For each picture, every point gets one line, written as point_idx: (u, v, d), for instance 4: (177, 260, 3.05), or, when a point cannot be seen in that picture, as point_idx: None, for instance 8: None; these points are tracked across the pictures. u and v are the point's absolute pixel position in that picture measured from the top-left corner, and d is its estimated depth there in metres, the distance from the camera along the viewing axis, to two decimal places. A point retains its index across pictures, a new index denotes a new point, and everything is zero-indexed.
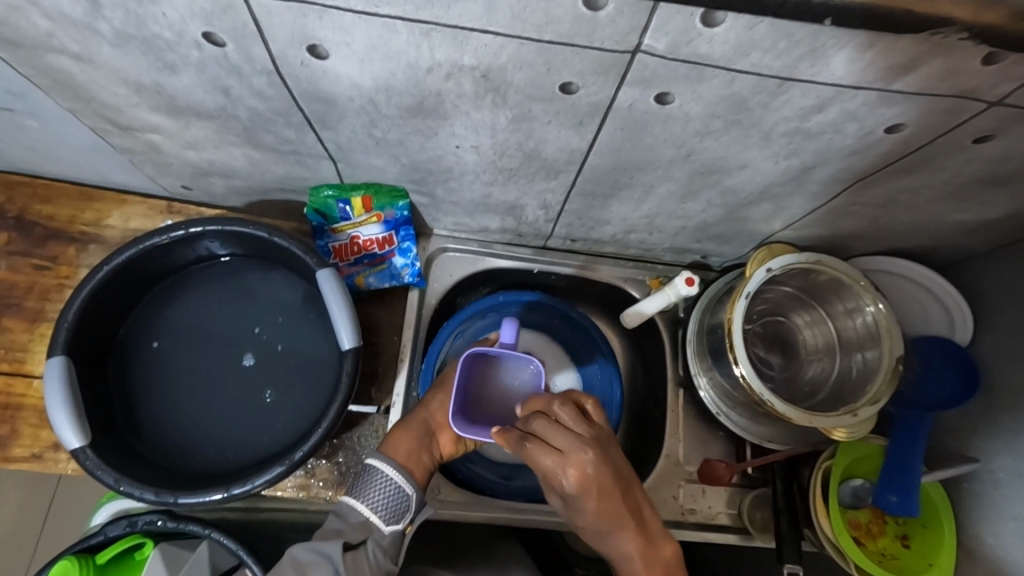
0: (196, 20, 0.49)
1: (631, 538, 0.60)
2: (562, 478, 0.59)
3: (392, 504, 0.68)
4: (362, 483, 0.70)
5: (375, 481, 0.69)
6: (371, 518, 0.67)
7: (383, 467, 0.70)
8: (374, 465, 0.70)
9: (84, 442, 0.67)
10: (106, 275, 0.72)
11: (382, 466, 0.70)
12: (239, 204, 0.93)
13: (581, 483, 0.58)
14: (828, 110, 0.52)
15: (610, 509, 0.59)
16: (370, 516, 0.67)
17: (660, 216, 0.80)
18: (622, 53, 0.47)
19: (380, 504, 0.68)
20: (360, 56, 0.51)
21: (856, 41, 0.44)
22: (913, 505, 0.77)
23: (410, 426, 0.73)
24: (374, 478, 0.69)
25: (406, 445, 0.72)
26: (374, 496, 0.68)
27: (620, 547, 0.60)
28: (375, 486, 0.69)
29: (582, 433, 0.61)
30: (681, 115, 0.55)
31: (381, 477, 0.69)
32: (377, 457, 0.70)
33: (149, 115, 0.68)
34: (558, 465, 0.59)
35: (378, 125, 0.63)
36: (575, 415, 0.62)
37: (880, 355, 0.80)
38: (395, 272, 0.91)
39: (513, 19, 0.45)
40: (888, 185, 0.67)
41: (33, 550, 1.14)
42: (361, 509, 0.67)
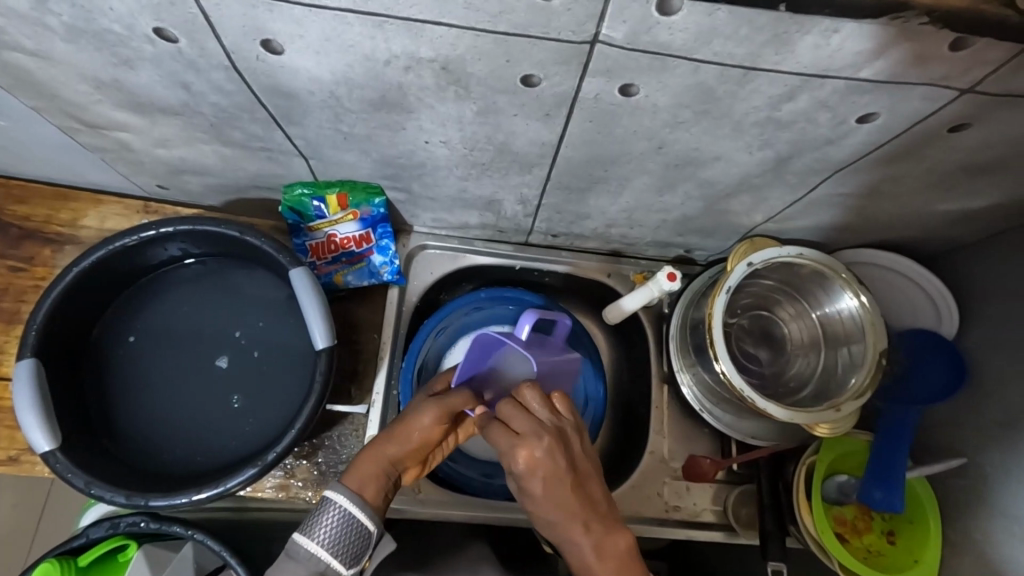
0: (144, 13, 0.47)
1: (582, 534, 0.58)
2: (515, 461, 0.59)
3: (352, 545, 0.60)
4: (321, 521, 0.60)
5: (341, 523, 0.60)
6: (330, 563, 0.58)
7: (355, 509, 0.61)
8: (343, 504, 0.61)
9: (55, 444, 0.66)
10: (76, 276, 0.71)
11: (351, 506, 0.61)
12: (216, 203, 0.92)
13: (533, 468, 0.59)
14: (798, 99, 0.51)
15: (560, 498, 0.59)
16: (332, 564, 0.58)
17: (639, 210, 0.79)
18: (581, 43, 0.46)
19: (339, 546, 0.59)
20: (315, 49, 0.50)
21: (820, 27, 0.42)
22: (898, 500, 0.76)
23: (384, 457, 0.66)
24: (340, 519, 0.60)
25: (374, 479, 0.65)
26: (333, 536, 0.59)
27: (568, 541, 0.59)
28: (335, 524, 0.60)
29: (544, 420, 0.61)
30: (649, 106, 0.54)
31: (349, 519, 0.60)
32: (346, 494, 0.61)
33: (114, 113, 0.67)
34: (506, 445, 0.60)
35: (344, 120, 0.61)
36: (543, 404, 0.62)
37: (863, 349, 0.79)
38: (374, 270, 0.90)
39: (466, 8, 0.44)
40: (867, 176, 0.65)
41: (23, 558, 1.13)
42: (317, 553, 0.58)
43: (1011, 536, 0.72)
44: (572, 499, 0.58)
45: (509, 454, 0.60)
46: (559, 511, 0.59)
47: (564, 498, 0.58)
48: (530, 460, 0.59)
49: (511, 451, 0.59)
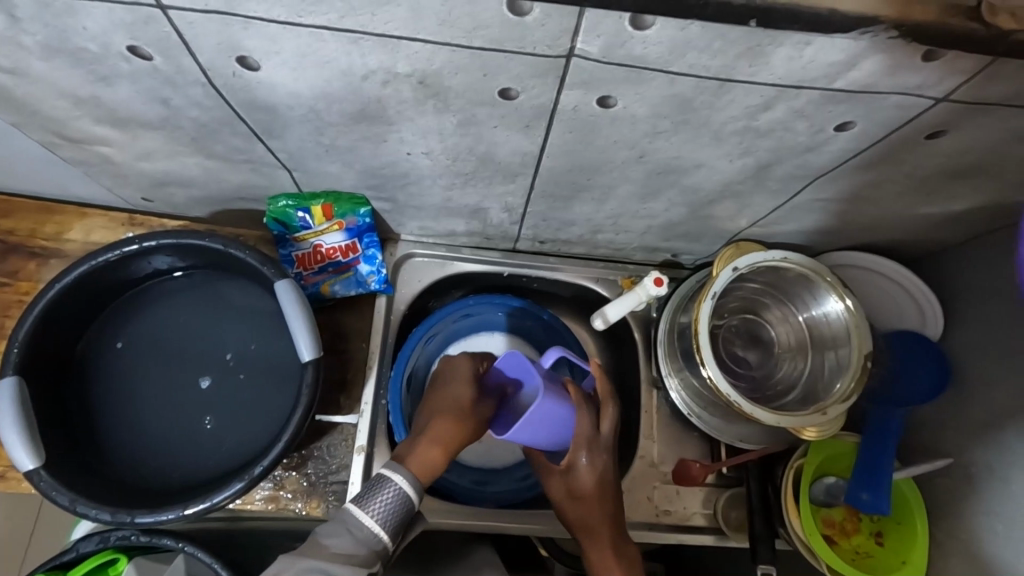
0: (118, 32, 0.47)
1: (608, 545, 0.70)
2: (580, 461, 0.71)
3: (398, 521, 0.61)
4: (375, 497, 0.60)
5: (395, 504, 0.60)
6: (380, 536, 0.59)
7: (408, 489, 0.62)
8: (398, 484, 0.61)
9: (38, 463, 0.66)
10: (59, 292, 0.71)
11: (406, 486, 0.62)
12: (201, 215, 0.92)
13: (591, 464, 0.71)
14: (775, 109, 0.51)
15: (602, 504, 0.71)
16: (382, 538, 0.59)
17: (624, 217, 0.79)
18: (557, 57, 0.46)
19: (391, 523, 0.60)
20: (291, 64, 0.50)
21: (792, 39, 0.42)
22: (885, 502, 0.77)
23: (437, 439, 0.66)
24: (393, 497, 0.61)
25: (433, 461, 0.66)
26: (386, 511, 0.60)
27: (594, 545, 0.70)
28: (389, 499, 0.60)
29: (604, 439, 0.72)
30: (628, 117, 0.54)
31: (402, 499, 0.61)
32: (404, 474, 0.62)
33: (94, 128, 0.66)
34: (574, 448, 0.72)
35: (325, 133, 0.61)
36: (609, 424, 0.73)
37: (849, 352, 0.79)
38: (361, 279, 0.90)
39: (440, 24, 0.43)
40: (848, 181, 0.65)
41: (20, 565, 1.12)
42: (370, 526, 0.59)
43: (998, 536, 0.72)
44: (609, 509, 0.72)
45: (574, 456, 0.71)
46: (596, 518, 0.71)
47: (603, 508, 0.71)
48: (593, 464, 0.71)
49: (577, 452, 0.71)
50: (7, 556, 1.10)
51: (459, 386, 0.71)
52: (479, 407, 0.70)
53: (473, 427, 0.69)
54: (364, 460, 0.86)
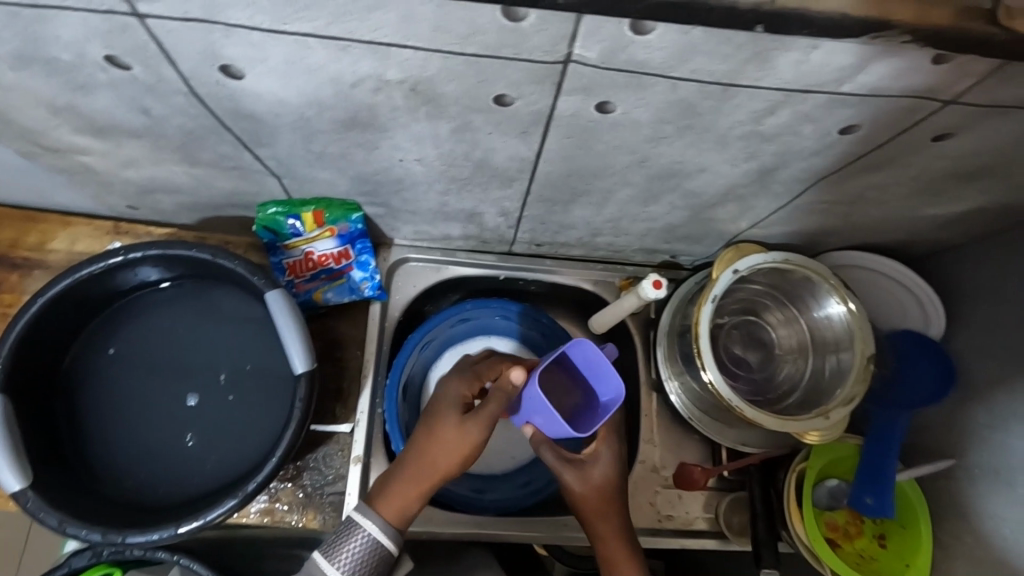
0: (93, 41, 0.45)
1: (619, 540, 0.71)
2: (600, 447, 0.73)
3: (368, 567, 0.64)
4: (345, 545, 0.64)
5: (362, 551, 0.64)
6: None
7: (376, 538, 0.64)
8: (365, 533, 0.64)
9: (26, 483, 0.64)
10: (43, 306, 0.69)
11: (375, 534, 0.65)
12: (189, 222, 0.89)
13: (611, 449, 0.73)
14: (780, 113, 0.49)
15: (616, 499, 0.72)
16: None
17: (623, 220, 0.77)
18: (555, 63, 0.44)
19: (356, 568, 0.63)
20: (277, 72, 0.47)
21: (800, 44, 0.40)
22: (889, 506, 0.76)
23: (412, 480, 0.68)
24: (360, 546, 0.64)
25: (407, 503, 0.68)
26: (351, 558, 0.63)
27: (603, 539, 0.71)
28: (353, 547, 0.64)
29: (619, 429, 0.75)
30: (628, 122, 0.52)
31: (370, 547, 0.64)
32: (373, 520, 0.65)
33: (74, 137, 0.64)
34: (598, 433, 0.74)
35: (315, 140, 0.59)
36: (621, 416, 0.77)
37: (852, 355, 0.79)
38: (354, 286, 0.88)
39: (432, 30, 0.42)
40: (853, 183, 0.64)
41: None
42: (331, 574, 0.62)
43: (1003, 539, 0.72)
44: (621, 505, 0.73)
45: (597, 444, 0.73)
46: (609, 514, 0.72)
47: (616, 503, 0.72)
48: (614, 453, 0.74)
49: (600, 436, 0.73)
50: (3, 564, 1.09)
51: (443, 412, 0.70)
52: (467, 434, 0.68)
53: (458, 458, 0.68)
54: (361, 470, 0.84)
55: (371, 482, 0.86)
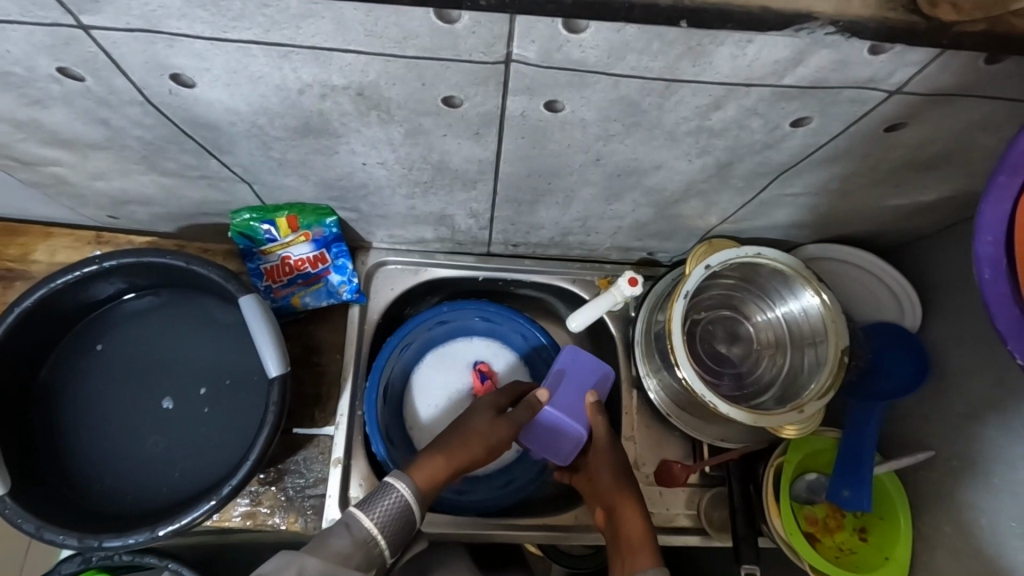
0: (42, 55, 0.46)
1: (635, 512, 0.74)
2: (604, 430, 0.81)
3: (399, 525, 0.64)
4: (379, 504, 0.65)
5: (398, 507, 0.65)
6: (376, 536, 0.62)
7: (412, 500, 0.66)
8: (403, 493, 0.66)
9: (5, 491, 0.65)
10: (18, 317, 0.70)
11: (412, 493, 0.66)
12: (168, 231, 0.90)
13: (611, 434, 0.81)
14: (725, 108, 0.49)
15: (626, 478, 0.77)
16: (379, 538, 0.62)
17: (592, 218, 0.78)
18: (494, 63, 0.45)
19: (388, 524, 0.64)
20: (225, 81, 0.48)
21: (732, 38, 0.41)
22: (865, 499, 0.76)
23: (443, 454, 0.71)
24: (396, 503, 0.65)
25: (435, 474, 0.70)
26: (384, 513, 0.64)
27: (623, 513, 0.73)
28: (388, 502, 0.65)
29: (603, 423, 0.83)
30: (577, 121, 0.52)
31: (404, 507, 0.65)
32: (410, 481, 0.67)
33: (43, 150, 0.65)
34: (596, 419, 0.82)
35: (274, 147, 0.60)
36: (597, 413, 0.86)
37: (826, 348, 0.78)
38: (332, 290, 0.89)
39: (368, 36, 0.42)
40: (814, 175, 0.64)
41: None
42: (366, 524, 0.62)
43: (979, 529, 0.71)
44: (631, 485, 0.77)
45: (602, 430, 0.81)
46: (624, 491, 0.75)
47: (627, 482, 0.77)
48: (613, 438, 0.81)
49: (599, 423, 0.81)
50: None
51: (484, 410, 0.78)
52: (496, 425, 0.76)
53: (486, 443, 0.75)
54: (341, 472, 0.85)
55: (352, 485, 0.86)
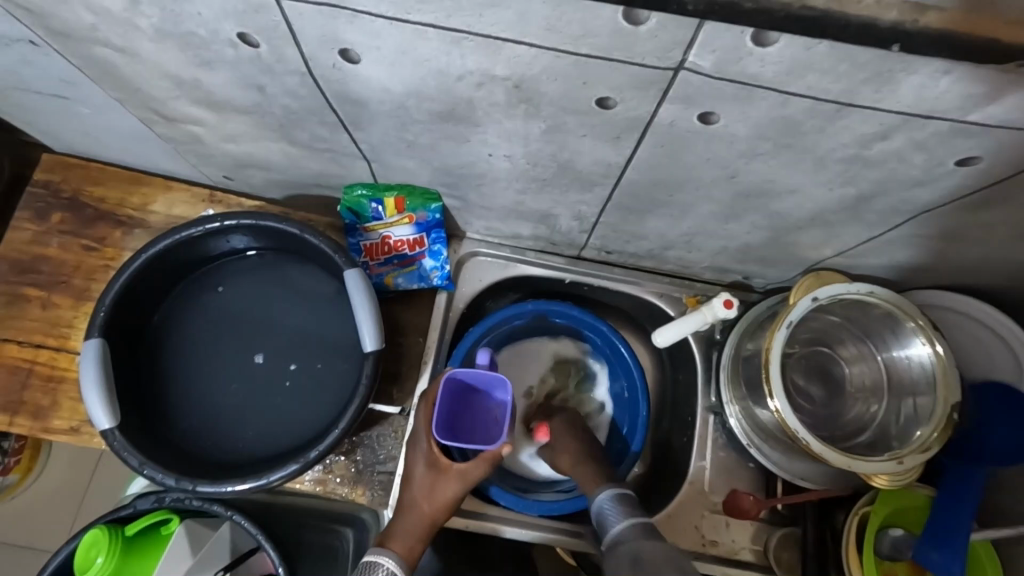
0: (229, 20, 0.49)
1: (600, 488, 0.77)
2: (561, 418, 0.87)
3: None
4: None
5: None
6: None
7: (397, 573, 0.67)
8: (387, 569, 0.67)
9: (114, 424, 0.69)
10: (144, 262, 0.75)
11: (392, 567, 0.68)
12: (276, 197, 0.94)
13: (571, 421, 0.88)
14: (892, 138, 0.47)
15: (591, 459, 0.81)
16: None
17: (701, 235, 0.76)
18: (664, 70, 0.44)
19: None
20: (390, 60, 0.50)
21: (931, 67, 0.39)
22: (956, 566, 0.71)
23: (409, 515, 0.71)
24: None
25: (412, 537, 0.71)
26: None
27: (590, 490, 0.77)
28: None
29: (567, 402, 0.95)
30: (726, 135, 0.51)
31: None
32: (386, 555, 0.68)
33: (190, 108, 0.69)
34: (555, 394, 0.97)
35: (410, 129, 0.61)
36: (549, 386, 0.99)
37: (933, 401, 0.74)
38: (424, 274, 0.90)
39: (547, 29, 0.42)
40: (957, 219, 0.60)
41: (77, 515, 1.15)
42: None
43: None
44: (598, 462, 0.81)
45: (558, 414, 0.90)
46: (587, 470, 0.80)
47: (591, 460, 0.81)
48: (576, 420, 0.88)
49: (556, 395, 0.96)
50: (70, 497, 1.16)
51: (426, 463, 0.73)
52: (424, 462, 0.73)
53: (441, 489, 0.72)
54: None
55: None
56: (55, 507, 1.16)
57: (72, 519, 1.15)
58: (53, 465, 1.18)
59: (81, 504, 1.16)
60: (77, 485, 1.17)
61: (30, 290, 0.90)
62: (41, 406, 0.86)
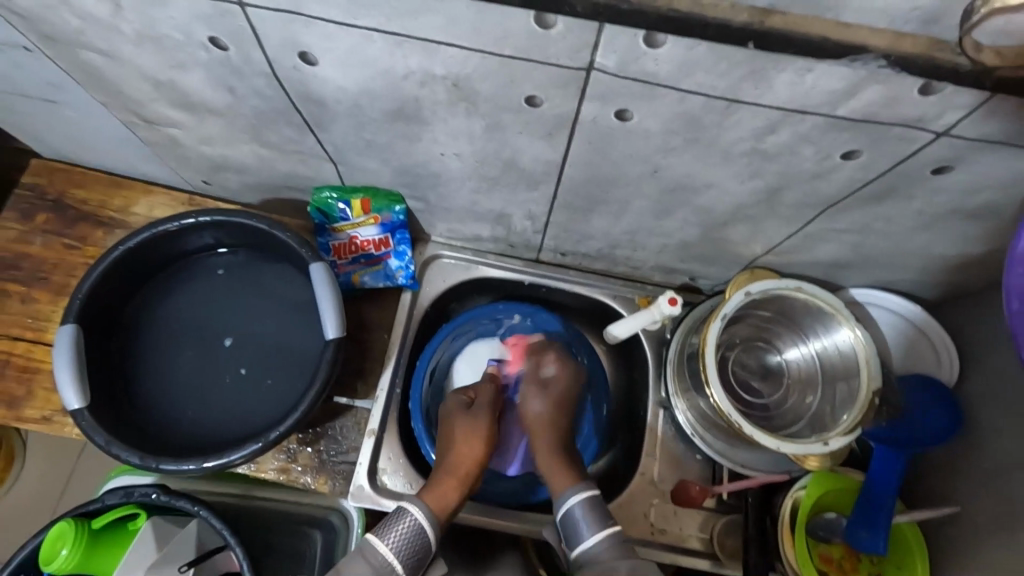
0: (200, 23, 0.56)
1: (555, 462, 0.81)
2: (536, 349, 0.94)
3: (415, 552, 0.68)
4: (393, 529, 0.68)
5: (411, 533, 0.68)
6: (392, 562, 0.66)
7: (427, 525, 0.69)
8: (418, 519, 0.69)
9: (83, 404, 0.73)
10: (122, 253, 0.80)
11: (423, 520, 0.69)
12: (253, 201, 0.99)
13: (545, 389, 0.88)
14: (780, 132, 0.54)
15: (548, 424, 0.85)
16: (397, 568, 0.66)
17: (642, 233, 0.82)
18: (577, 68, 0.51)
19: (402, 549, 0.67)
20: (343, 62, 0.56)
21: (793, 65, 0.46)
22: (882, 542, 0.76)
23: (451, 474, 0.76)
24: (410, 529, 0.68)
25: (447, 492, 0.75)
26: (396, 538, 0.67)
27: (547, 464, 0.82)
28: (398, 529, 0.68)
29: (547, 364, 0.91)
30: (642, 131, 0.58)
31: (419, 532, 0.69)
32: (421, 508, 0.70)
33: (170, 111, 0.75)
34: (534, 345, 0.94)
35: (367, 128, 0.67)
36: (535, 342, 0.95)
37: (857, 387, 0.80)
38: (389, 273, 0.95)
39: (473, 32, 0.49)
40: (858, 212, 0.67)
41: (57, 502, 1.18)
42: (383, 551, 0.66)
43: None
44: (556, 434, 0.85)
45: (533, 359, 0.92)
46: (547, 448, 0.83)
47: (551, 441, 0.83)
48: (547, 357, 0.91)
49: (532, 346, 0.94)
50: (49, 486, 1.19)
51: (474, 426, 0.81)
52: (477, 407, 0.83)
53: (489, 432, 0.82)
54: (373, 443, 0.89)
55: (382, 455, 0.90)
56: (33, 496, 1.19)
57: (51, 506, 1.18)
58: (33, 455, 1.21)
59: (60, 495, 1.19)
60: (58, 474, 1.20)
61: (11, 285, 0.94)
62: (15, 396, 0.89)
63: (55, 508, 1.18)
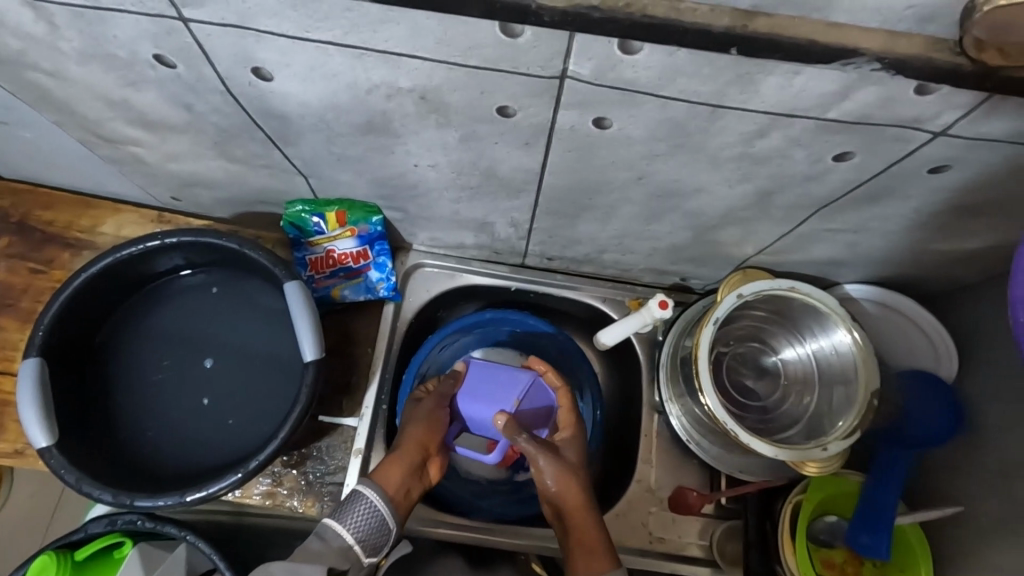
0: (145, 41, 0.52)
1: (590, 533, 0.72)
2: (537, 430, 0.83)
3: (373, 535, 0.70)
4: (351, 512, 0.70)
5: (370, 516, 0.70)
6: (353, 545, 0.67)
7: (382, 506, 0.71)
8: (374, 502, 0.71)
9: (51, 441, 0.70)
10: (86, 280, 0.76)
11: (377, 502, 0.71)
12: (226, 216, 0.95)
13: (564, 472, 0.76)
14: (769, 136, 0.51)
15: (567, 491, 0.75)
16: (355, 546, 0.68)
17: (629, 237, 0.79)
18: (552, 78, 0.48)
19: (361, 530, 0.69)
20: (301, 76, 0.53)
21: (781, 69, 0.43)
22: (884, 547, 0.74)
23: (401, 458, 0.76)
24: (368, 511, 0.70)
25: (395, 477, 0.75)
26: (356, 520, 0.69)
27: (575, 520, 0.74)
28: (358, 512, 0.70)
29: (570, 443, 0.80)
30: (623, 138, 0.55)
31: (377, 515, 0.70)
32: (376, 489, 0.72)
33: (126, 129, 0.71)
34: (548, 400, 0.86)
35: (335, 143, 0.64)
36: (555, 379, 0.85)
37: (854, 388, 0.78)
38: (370, 286, 0.92)
39: (437, 43, 0.46)
40: (852, 212, 0.64)
41: (50, 518, 1.15)
42: (343, 534, 0.67)
43: None
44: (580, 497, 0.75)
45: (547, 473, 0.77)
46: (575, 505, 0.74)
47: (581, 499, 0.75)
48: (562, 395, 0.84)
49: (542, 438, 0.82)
50: (41, 502, 1.16)
51: (424, 414, 0.81)
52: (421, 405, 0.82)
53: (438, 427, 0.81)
54: (360, 463, 0.87)
55: None
56: (25, 514, 1.15)
57: (43, 521, 1.15)
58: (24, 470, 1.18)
59: (52, 511, 1.16)
60: (51, 490, 1.17)
61: None
62: None
63: (47, 526, 1.15)
